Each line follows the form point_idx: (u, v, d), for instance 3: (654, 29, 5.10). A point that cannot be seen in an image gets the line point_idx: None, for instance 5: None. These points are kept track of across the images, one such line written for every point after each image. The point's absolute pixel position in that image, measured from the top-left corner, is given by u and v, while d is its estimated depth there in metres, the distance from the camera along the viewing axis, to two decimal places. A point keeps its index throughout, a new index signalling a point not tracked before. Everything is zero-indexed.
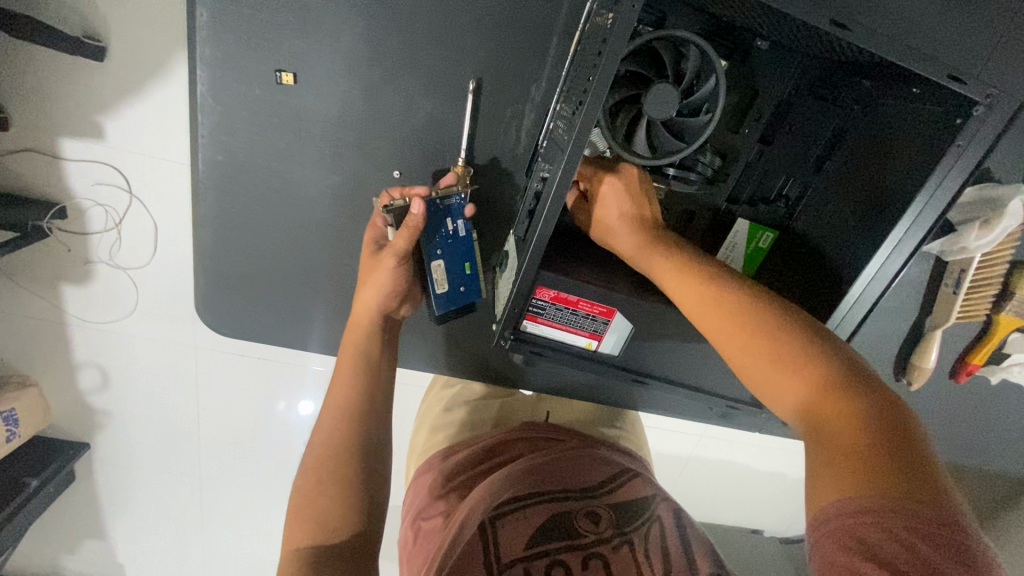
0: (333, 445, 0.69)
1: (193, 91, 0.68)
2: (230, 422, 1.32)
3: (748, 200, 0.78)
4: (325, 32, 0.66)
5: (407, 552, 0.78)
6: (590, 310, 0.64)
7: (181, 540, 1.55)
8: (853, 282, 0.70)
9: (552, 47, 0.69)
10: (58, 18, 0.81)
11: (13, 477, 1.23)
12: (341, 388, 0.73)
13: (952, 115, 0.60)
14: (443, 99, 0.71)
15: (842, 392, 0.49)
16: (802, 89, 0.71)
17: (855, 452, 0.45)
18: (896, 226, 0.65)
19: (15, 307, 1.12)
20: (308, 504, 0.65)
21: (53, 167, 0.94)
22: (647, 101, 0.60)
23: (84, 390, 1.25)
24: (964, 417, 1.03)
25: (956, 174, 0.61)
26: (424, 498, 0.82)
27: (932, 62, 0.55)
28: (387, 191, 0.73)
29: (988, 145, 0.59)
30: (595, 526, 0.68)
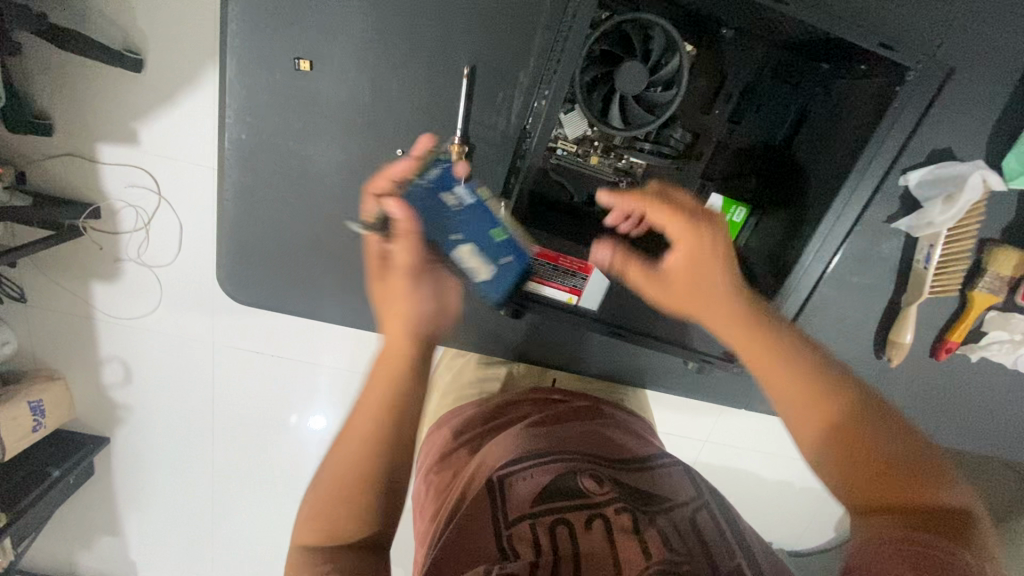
0: (358, 459, 0.62)
1: (224, 77, 0.78)
2: (243, 414, 1.38)
3: (721, 177, 0.84)
4: (338, 25, 0.76)
5: (419, 504, 0.88)
6: (568, 265, 0.86)
7: (194, 536, 1.59)
8: (813, 238, 0.80)
9: (537, 37, 0.77)
10: (102, 32, 0.93)
11: (38, 464, 1.32)
12: (382, 387, 0.63)
13: (889, 85, 0.72)
14: (441, 84, 0.80)
15: (885, 445, 0.58)
16: (766, 72, 0.78)
17: (897, 482, 0.57)
18: (845, 186, 0.76)
19: (50, 305, 1.23)
20: (324, 513, 0.62)
21: (92, 170, 1.06)
22: (619, 77, 0.68)
23: (107, 386, 1.34)
24: (951, 396, 1.05)
25: (896, 135, 0.74)
26: (438, 452, 0.91)
27: (866, 36, 0.69)
28: (371, 184, 0.68)
29: (919, 104, 0.72)
30: (600, 489, 0.74)
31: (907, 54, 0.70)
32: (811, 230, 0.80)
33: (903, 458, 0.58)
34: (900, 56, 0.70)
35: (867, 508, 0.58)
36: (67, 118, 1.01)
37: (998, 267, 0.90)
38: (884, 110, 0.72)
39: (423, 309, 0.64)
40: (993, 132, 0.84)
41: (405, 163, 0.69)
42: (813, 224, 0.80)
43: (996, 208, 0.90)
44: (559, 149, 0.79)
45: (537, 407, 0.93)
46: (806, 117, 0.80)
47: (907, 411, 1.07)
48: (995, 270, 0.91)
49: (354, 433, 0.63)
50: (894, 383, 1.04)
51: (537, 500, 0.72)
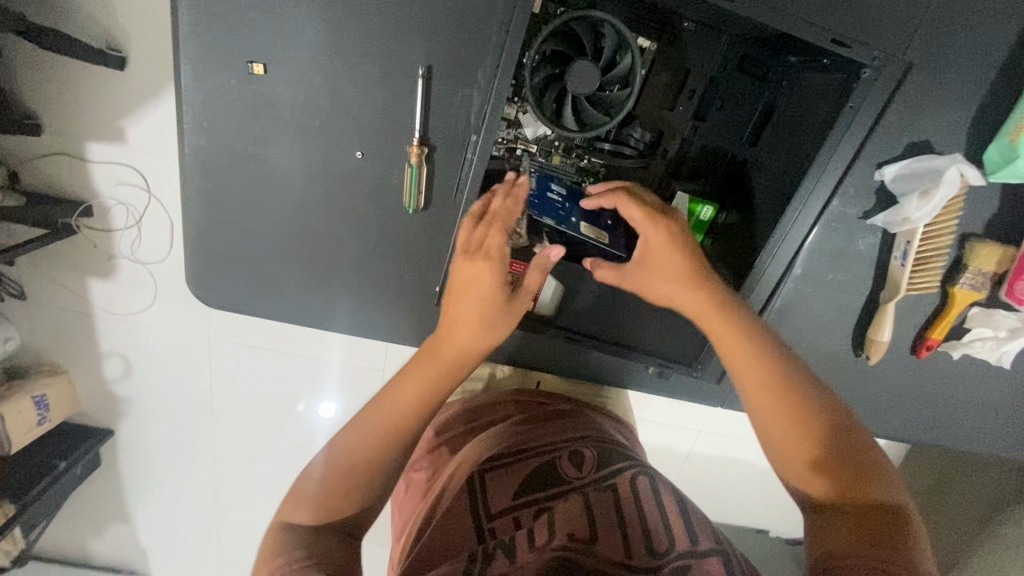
0: (381, 444, 0.71)
1: (178, 84, 0.78)
2: (240, 408, 1.40)
3: (687, 174, 0.83)
4: (289, 27, 0.75)
5: (401, 503, 0.99)
6: None
7: (198, 523, 1.64)
8: (771, 244, 0.79)
9: (492, 35, 0.75)
10: (87, 32, 0.94)
11: (47, 455, 1.37)
12: (421, 387, 0.72)
13: (848, 80, 0.71)
14: (398, 85, 0.79)
15: (851, 463, 0.66)
16: (731, 66, 0.75)
17: (852, 476, 0.65)
18: (801, 191, 0.74)
19: (50, 300, 1.23)
20: (320, 492, 0.68)
21: (83, 168, 1.06)
22: (570, 77, 0.66)
23: (110, 379, 1.35)
24: (934, 392, 1.03)
25: (852, 137, 0.72)
26: (423, 452, 1.02)
27: (812, 26, 0.66)
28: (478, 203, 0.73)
29: (878, 102, 0.70)
30: (576, 471, 0.82)
31: (864, 48, 0.68)
32: (771, 235, 0.79)
33: (864, 474, 0.65)
34: (853, 51, 0.68)
35: (828, 518, 0.64)
36: (56, 116, 1.02)
37: (979, 261, 0.88)
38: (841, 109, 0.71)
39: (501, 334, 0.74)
40: (973, 123, 0.81)
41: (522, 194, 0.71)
42: (773, 223, 0.79)
43: (977, 202, 0.87)
44: (520, 147, 0.82)
45: (518, 408, 1.01)
46: (773, 111, 0.77)
47: (888, 407, 1.05)
48: (976, 265, 0.88)
49: (379, 418, 0.72)
50: (873, 379, 1.02)
51: (516, 492, 0.78)
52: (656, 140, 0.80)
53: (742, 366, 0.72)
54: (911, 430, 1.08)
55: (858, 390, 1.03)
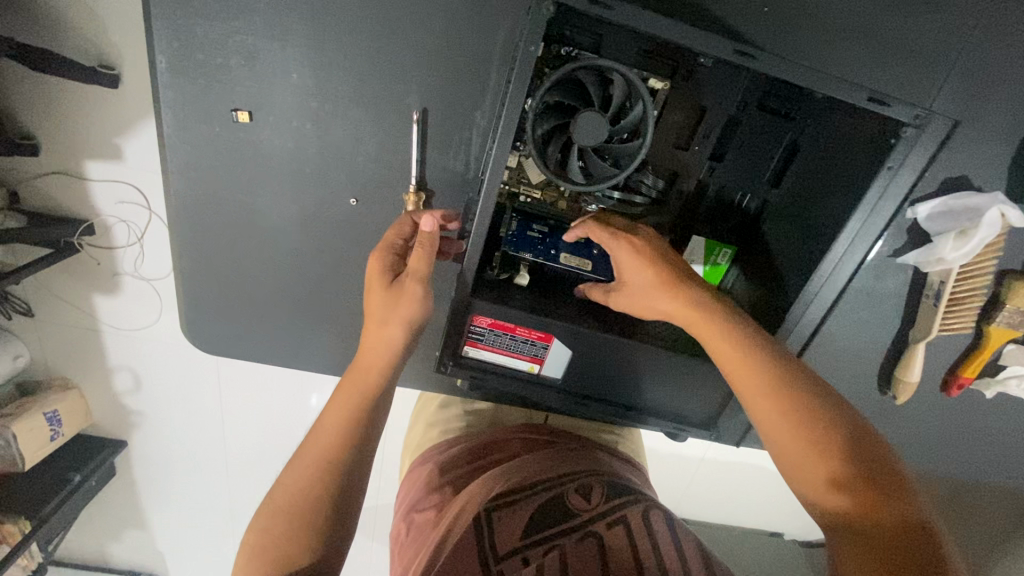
0: (311, 486, 0.63)
1: (160, 131, 0.73)
2: (250, 431, 1.34)
3: (704, 216, 0.77)
4: (274, 72, 0.70)
5: (399, 546, 0.80)
6: (528, 335, 0.67)
7: (206, 544, 1.61)
8: (795, 304, 0.72)
9: (492, 76, 0.70)
10: (76, 49, 0.86)
11: (55, 475, 1.30)
12: (339, 422, 0.66)
13: (886, 135, 0.64)
14: (392, 129, 0.74)
15: (874, 486, 0.54)
16: (751, 105, 0.68)
17: (896, 547, 0.50)
18: (835, 246, 0.67)
19: (52, 318, 1.16)
20: (266, 548, 0.61)
21: (80, 188, 0.99)
22: (575, 129, 0.61)
23: (120, 392, 1.28)
24: (961, 429, 0.98)
25: (891, 197, 0.65)
26: (417, 493, 0.84)
27: (854, 88, 0.59)
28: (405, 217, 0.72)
29: (918, 166, 0.63)
30: (587, 505, 0.67)
31: (905, 107, 0.60)
32: (795, 288, 0.73)
33: (890, 498, 0.53)
34: (894, 109, 0.61)
35: (843, 547, 0.53)
36: (49, 135, 0.94)
37: (1019, 300, 0.80)
38: (877, 169, 0.63)
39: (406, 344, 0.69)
40: (1015, 159, 0.74)
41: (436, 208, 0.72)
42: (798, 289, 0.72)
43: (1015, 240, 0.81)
44: (521, 194, 0.72)
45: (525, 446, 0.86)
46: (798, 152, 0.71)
47: (913, 444, 1.00)
48: (1015, 304, 0.81)
49: (306, 457, 0.65)
50: (900, 416, 0.97)
51: (526, 530, 0.63)
52: (669, 181, 0.74)
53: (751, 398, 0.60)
54: (939, 464, 1.02)
55: (883, 428, 0.98)
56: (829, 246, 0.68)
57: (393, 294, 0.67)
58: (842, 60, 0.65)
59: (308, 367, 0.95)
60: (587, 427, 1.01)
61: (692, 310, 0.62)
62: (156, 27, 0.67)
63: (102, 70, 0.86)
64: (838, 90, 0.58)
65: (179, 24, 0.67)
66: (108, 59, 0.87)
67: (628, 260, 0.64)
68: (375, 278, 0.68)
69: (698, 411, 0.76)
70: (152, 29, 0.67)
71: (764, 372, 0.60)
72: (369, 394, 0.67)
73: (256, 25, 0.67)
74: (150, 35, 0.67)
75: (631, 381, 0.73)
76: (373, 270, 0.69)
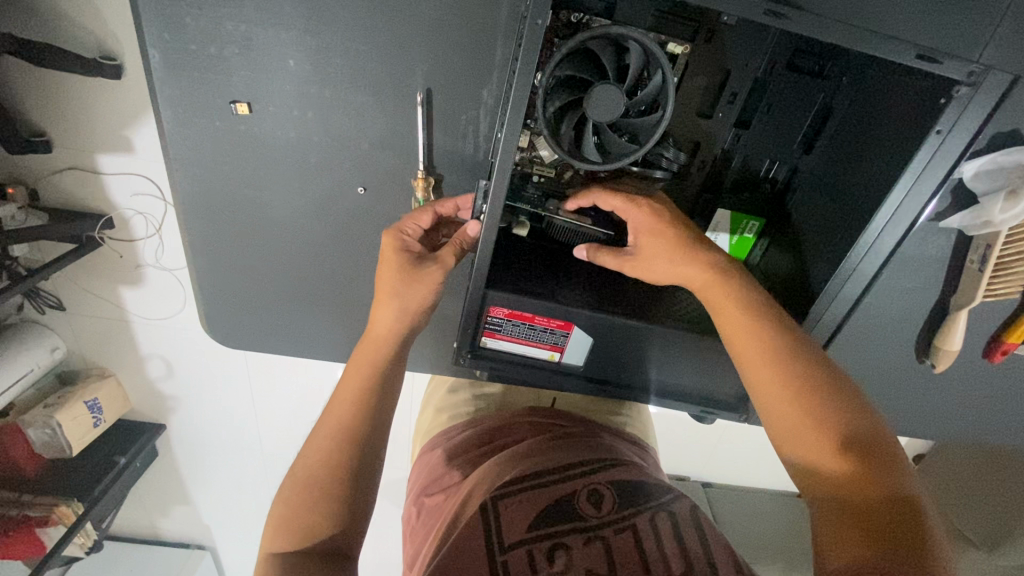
0: (330, 459, 0.63)
1: (162, 125, 0.71)
2: (279, 414, 1.37)
3: (730, 188, 0.72)
4: (271, 59, 0.67)
5: (410, 529, 0.81)
6: (547, 324, 0.65)
7: (245, 518, 1.69)
8: (826, 284, 0.67)
9: (497, 49, 0.66)
10: (76, 40, 0.83)
11: (104, 457, 1.36)
12: (360, 375, 0.67)
13: (933, 96, 0.57)
14: (395, 113, 0.70)
15: (867, 455, 0.52)
16: (779, 65, 0.63)
17: (875, 510, 0.49)
18: (874, 219, 0.62)
19: (82, 310, 1.18)
20: (293, 517, 0.60)
21: (96, 182, 0.98)
22: (590, 105, 0.57)
23: (154, 379, 1.31)
24: (999, 394, 0.95)
25: (938, 165, 0.59)
26: (431, 475, 0.84)
27: (898, 45, 0.53)
28: (440, 202, 0.69)
29: (972, 129, 0.57)
30: (595, 506, 0.64)
31: (960, 62, 0.54)
32: (824, 265, 0.68)
33: (878, 464, 0.51)
34: (946, 67, 0.54)
35: (827, 516, 0.51)
36: (61, 131, 0.92)
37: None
38: (922, 134, 0.58)
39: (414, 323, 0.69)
40: None
41: (465, 197, 0.69)
42: (835, 266, 0.67)
43: None
44: (535, 174, 0.68)
45: (536, 430, 0.84)
46: (832, 113, 0.66)
47: (946, 410, 0.97)
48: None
49: (322, 431, 0.65)
50: (936, 382, 0.93)
51: (532, 525, 0.61)
52: (692, 153, 0.70)
53: (745, 355, 0.58)
54: (977, 427, 0.99)
55: (914, 395, 0.95)
56: (871, 218, 0.62)
57: (409, 274, 0.66)
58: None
59: (327, 355, 0.95)
60: (592, 408, 0.98)
61: (705, 276, 0.60)
62: (145, 20, 0.64)
63: (105, 61, 0.83)
64: (878, 48, 0.53)
65: (167, 16, 0.64)
66: (108, 50, 0.85)
67: (647, 228, 0.61)
68: (392, 257, 0.68)
69: (715, 393, 0.74)
70: (142, 22, 0.64)
71: (773, 339, 0.58)
72: (379, 366, 0.68)
73: (247, 11, 0.64)
74: (140, 29, 0.65)
75: (641, 367, 0.70)
76: (395, 246, 0.68)
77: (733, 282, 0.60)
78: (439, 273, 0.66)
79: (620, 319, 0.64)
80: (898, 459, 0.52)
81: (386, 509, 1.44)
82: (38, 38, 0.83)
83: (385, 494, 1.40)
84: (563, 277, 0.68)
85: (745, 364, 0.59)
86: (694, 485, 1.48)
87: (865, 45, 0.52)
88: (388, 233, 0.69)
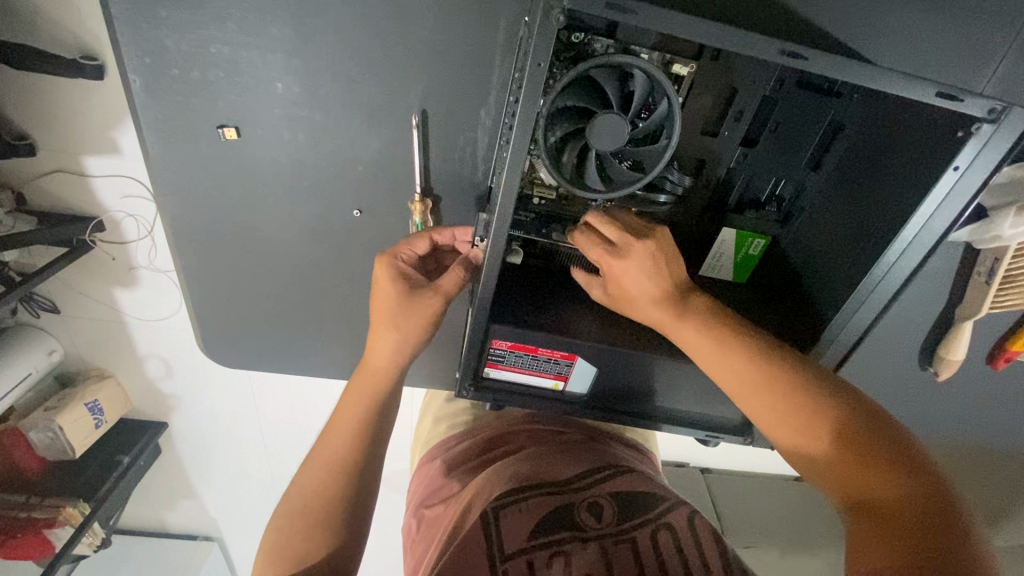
0: (326, 486, 0.60)
1: (145, 145, 0.68)
2: (279, 414, 1.36)
3: (736, 206, 0.70)
4: (259, 82, 0.64)
5: (411, 541, 0.82)
6: (551, 355, 0.64)
7: (247, 512, 1.71)
8: (832, 316, 0.66)
9: (495, 69, 0.63)
10: (56, 42, 0.79)
11: (107, 455, 1.36)
12: (361, 402, 0.64)
13: (952, 128, 0.55)
14: (390, 135, 0.68)
15: (878, 458, 0.50)
16: (788, 85, 0.60)
17: (899, 511, 0.47)
18: (885, 251, 0.60)
19: (76, 312, 1.15)
20: (287, 544, 0.56)
21: (83, 185, 0.95)
22: (593, 136, 0.55)
23: (153, 379, 1.30)
24: (997, 398, 0.95)
25: (954, 200, 0.56)
26: (430, 487, 0.84)
27: (916, 81, 0.50)
28: (438, 228, 0.66)
29: (992, 166, 0.54)
30: (594, 513, 0.64)
31: (978, 99, 0.51)
32: (831, 295, 0.67)
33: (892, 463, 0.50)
34: (966, 104, 0.52)
35: (858, 530, 0.49)
36: (44, 135, 0.89)
37: None
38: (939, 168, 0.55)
39: (411, 355, 0.64)
40: None
41: (464, 228, 0.66)
42: (843, 294, 0.65)
43: None
44: (535, 196, 0.65)
45: (535, 438, 0.84)
46: (843, 132, 0.63)
47: (947, 414, 0.97)
48: None
49: (317, 459, 0.62)
50: (939, 387, 0.93)
51: (533, 532, 0.61)
52: (696, 172, 0.68)
53: (733, 385, 0.58)
54: (977, 429, 0.99)
55: (914, 401, 0.95)
56: (882, 251, 0.61)
57: (407, 302, 0.61)
58: (877, 44, 0.56)
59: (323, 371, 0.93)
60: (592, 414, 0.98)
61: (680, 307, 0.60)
62: (124, 41, 0.60)
63: (85, 62, 0.80)
64: (895, 86, 0.50)
65: (147, 38, 0.60)
66: (87, 53, 0.81)
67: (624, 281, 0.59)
68: (387, 285, 0.62)
69: (718, 414, 0.73)
70: (120, 44, 0.61)
71: (759, 365, 0.57)
72: (380, 399, 0.64)
73: (231, 33, 0.60)
74: (119, 51, 0.61)
75: (643, 391, 0.70)
76: (389, 269, 0.63)
77: (711, 313, 0.60)
78: (439, 300, 0.61)
79: (622, 349, 0.63)
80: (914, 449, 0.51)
81: (389, 507, 1.45)
82: (13, 39, 0.79)
83: (388, 494, 1.41)
84: (566, 307, 0.67)
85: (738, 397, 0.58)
86: (694, 473, 1.49)
87: (879, 82, 0.50)
88: (381, 259, 0.63)
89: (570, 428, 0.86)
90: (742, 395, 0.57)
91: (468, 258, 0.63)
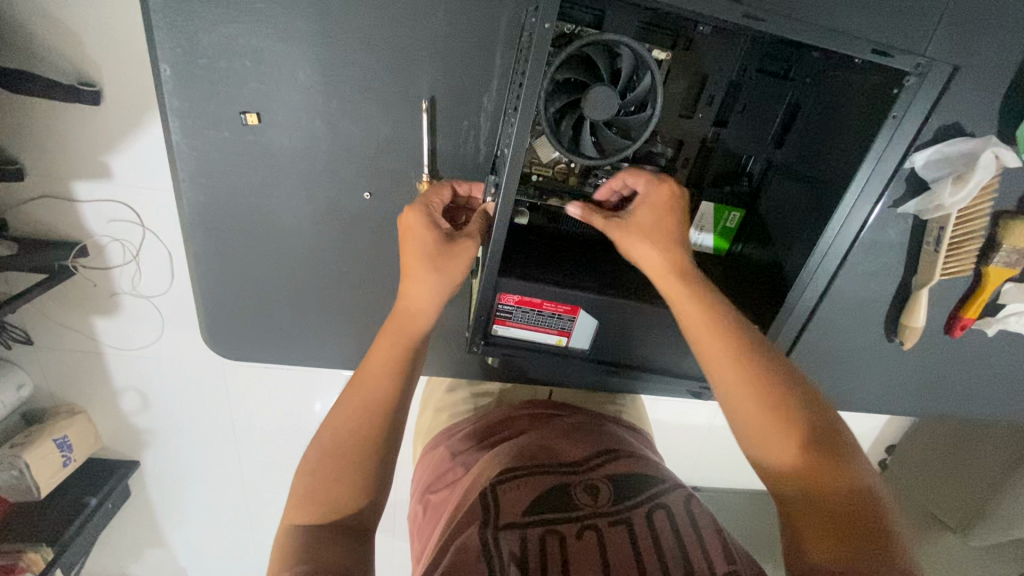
0: (358, 430, 0.62)
1: (169, 135, 0.73)
2: (260, 443, 1.31)
3: (713, 182, 0.79)
4: (282, 70, 0.70)
5: (417, 528, 0.80)
6: (555, 309, 0.71)
7: (221, 560, 1.59)
8: (806, 260, 0.75)
9: (497, 59, 0.71)
10: (50, 66, 0.81)
11: (70, 500, 1.25)
12: (397, 345, 0.66)
13: (888, 88, 0.66)
14: (401, 120, 0.74)
15: (824, 454, 0.58)
16: (750, 69, 0.70)
17: (837, 506, 0.55)
18: (844, 197, 0.70)
19: (51, 342, 1.11)
20: (317, 489, 0.59)
21: (68, 210, 0.94)
22: (587, 106, 0.62)
23: (127, 414, 1.24)
24: (959, 370, 1.02)
25: (897, 145, 0.67)
26: (433, 474, 0.84)
27: (856, 42, 0.61)
28: (458, 183, 0.72)
29: (922, 112, 0.65)
30: (592, 499, 0.63)
31: (907, 56, 0.63)
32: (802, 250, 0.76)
33: (834, 460, 0.58)
34: (896, 61, 0.63)
35: (799, 513, 0.57)
36: (32, 158, 0.89)
37: (1015, 238, 0.81)
38: (882, 121, 0.66)
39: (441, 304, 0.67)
40: (1004, 104, 0.77)
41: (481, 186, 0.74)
42: (812, 239, 0.74)
43: (1009, 183, 0.83)
44: (534, 173, 0.72)
45: (534, 423, 0.85)
46: (799, 110, 0.73)
47: (915, 387, 1.04)
48: (1012, 242, 0.82)
49: (350, 402, 0.64)
50: (903, 359, 1.00)
51: (529, 507, 0.61)
52: (676, 150, 0.76)
53: (716, 365, 0.63)
54: (944, 402, 1.06)
55: (883, 372, 1.02)
56: (840, 198, 0.71)
57: (447, 247, 0.64)
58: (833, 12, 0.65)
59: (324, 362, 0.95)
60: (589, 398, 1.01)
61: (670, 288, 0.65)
62: (159, 34, 0.66)
63: (84, 87, 0.81)
64: (843, 45, 0.61)
65: (181, 32, 0.66)
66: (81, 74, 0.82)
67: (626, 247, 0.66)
68: (422, 230, 0.65)
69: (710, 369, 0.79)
70: (155, 38, 0.67)
71: (744, 354, 0.63)
72: (413, 342, 0.67)
73: (259, 26, 0.67)
74: (153, 44, 0.67)
75: (639, 344, 0.76)
76: (422, 214, 0.66)
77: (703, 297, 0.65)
78: (476, 249, 0.65)
79: (620, 299, 0.70)
80: (849, 450, 0.59)
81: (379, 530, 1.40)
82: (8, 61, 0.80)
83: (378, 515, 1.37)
84: (570, 266, 0.74)
85: (712, 380, 0.64)
86: None
87: (830, 44, 0.61)
88: (416, 204, 0.66)
89: (577, 413, 0.89)
90: (719, 373, 0.63)
91: (484, 210, 0.69)
